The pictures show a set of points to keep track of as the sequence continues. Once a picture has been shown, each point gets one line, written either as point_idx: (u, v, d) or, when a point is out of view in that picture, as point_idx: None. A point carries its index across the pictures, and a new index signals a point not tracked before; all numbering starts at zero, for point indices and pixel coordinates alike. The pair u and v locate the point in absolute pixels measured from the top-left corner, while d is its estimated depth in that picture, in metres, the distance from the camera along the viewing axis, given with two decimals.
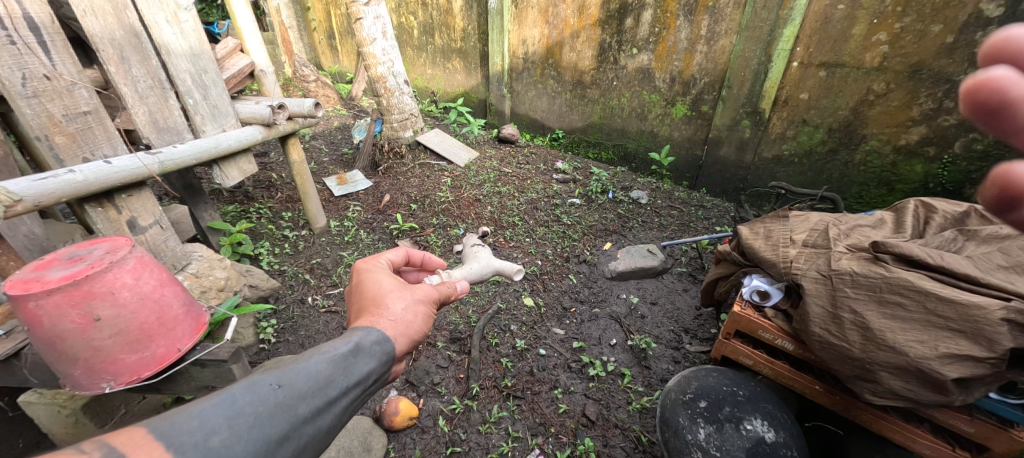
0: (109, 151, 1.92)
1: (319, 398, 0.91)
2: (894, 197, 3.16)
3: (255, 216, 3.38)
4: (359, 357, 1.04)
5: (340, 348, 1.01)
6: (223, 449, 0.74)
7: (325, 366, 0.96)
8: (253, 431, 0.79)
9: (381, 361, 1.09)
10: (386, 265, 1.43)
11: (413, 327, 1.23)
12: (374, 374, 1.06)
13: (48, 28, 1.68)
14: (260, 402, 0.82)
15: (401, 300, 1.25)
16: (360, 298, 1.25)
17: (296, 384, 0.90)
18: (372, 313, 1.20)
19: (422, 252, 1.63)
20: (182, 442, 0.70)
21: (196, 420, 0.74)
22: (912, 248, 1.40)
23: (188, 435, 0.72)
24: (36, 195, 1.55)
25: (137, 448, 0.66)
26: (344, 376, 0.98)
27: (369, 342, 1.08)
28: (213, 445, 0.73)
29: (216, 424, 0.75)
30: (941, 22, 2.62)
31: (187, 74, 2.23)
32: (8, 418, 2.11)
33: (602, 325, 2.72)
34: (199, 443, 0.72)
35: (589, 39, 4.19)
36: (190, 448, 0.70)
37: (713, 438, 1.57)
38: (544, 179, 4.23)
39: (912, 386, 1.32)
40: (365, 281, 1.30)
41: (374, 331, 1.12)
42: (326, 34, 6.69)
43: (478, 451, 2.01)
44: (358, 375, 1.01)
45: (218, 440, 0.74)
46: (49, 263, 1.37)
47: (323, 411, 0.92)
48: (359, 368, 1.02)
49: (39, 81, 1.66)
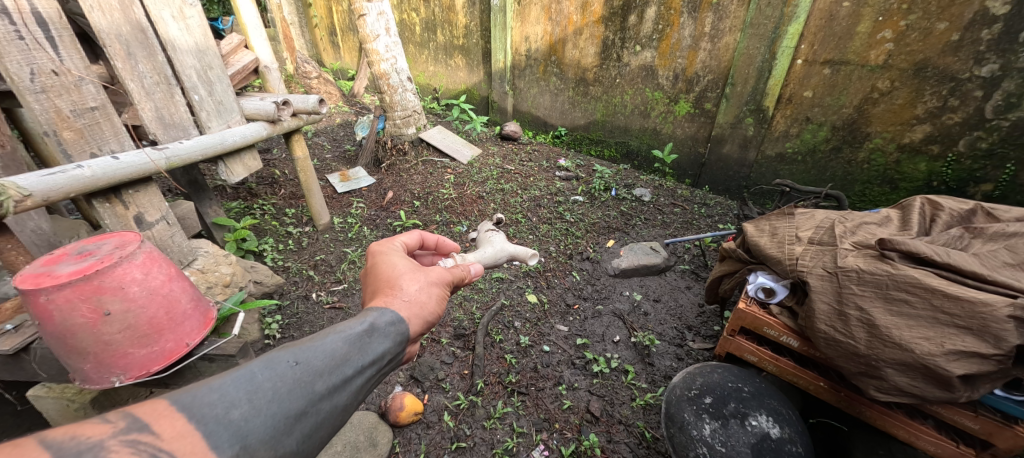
0: (116, 147, 1.92)
1: (335, 376, 0.90)
2: (898, 195, 3.15)
3: (258, 212, 3.39)
4: (373, 338, 1.03)
5: (355, 328, 1.01)
6: (243, 422, 0.73)
7: (341, 345, 0.95)
8: (272, 405, 0.78)
9: (395, 341, 1.08)
10: (401, 247, 1.44)
11: (426, 308, 1.24)
12: (389, 354, 1.05)
13: (55, 24, 1.68)
14: (279, 378, 0.82)
15: (415, 282, 1.26)
16: (375, 280, 1.27)
17: (313, 361, 0.89)
18: (386, 293, 1.20)
19: (436, 237, 1.64)
20: (204, 415, 0.70)
21: (216, 393, 0.73)
22: (919, 245, 1.41)
23: (209, 408, 0.72)
24: (46, 190, 1.55)
25: (160, 423, 0.66)
26: (359, 356, 0.97)
27: (383, 323, 1.08)
28: (234, 419, 0.73)
29: (237, 398, 0.75)
30: (947, 20, 2.61)
31: (192, 70, 2.23)
32: (16, 412, 2.12)
33: (606, 322, 2.73)
34: (221, 416, 0.72)
35: (592, 36, 4.18)
36: (211, 420, 0.70)
37: (718, 433, 1.57)
38: (547, 177, 4.24)
39: (917, 383, 1.33)
40: (381, 263, 1.31)
41: (388, 312, 1.12)
42: (328, 31, 6.68)
43: (483, 446, 2.02)
44: (372, 355, 1.00)
45: (238, 413, 0.74)
46: (59, 258, 1.38)
47: (339, 389, 0.91)
48: (373, 348, 1.01)
49: (47, 76, 1.67)
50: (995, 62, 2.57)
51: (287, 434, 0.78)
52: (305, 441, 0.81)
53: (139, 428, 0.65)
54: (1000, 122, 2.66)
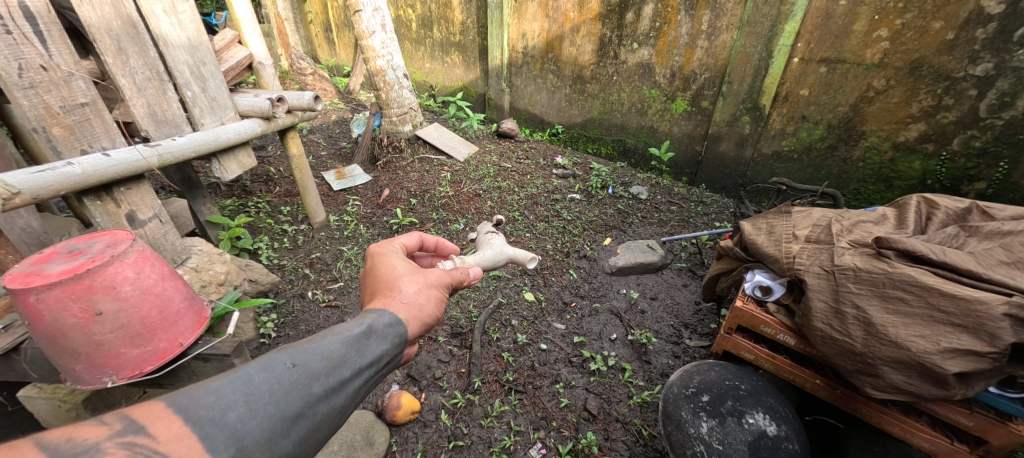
0: (107, 144, 1.89)
1: (333, 378, 0.89)
2: (892, 193, 3.17)
3: (253, 210, 3.35)
4: (371, 339, 1.02)
5: (353, 330, 1.00)
6: (240, 424, 0.72)
7: (338, 346, 0.94)
8: (268, 407, 0.77)
9: (393, 343, 1.07)
10: (400, 248, 1.44)
11: (425, 310, 1.23)
12: (387, 356, 1.04)
13: (43, 18, 1.65)
14: (276, 380, 0.80)
15: (414, 283, 1.25)
16: (374, 282, 1.26)
17: (310, 363, 0.88)
18: (385, 295, 1.19)
19: (436, 239, 1.64)
20: (199, 417, 0.69)
21: (212, 395, 0.72)
22: (915, 244, 1.41)
23: (205, 409, 0.70)
24: (35, 188, 1.52)
25: (157, 425, 0.65)
26: (357, 357, 0.96)
27: (382, 324, 1.07)
28: (230, 421, 0.72)
29: (233, 400, 0.74)
30: (942, 18, 2.62)
31: (185, 66, 2.20)
32: (7, 412, 2.08)
33: (603, 320, 2.73)
34: (230, 413, 0.72)
35: (589, 34, 4.17)
36: (207, 423, 0.69)
37: (716, 431, 1.58)
38: (544, 174, 4.23)
39: (914, 380, 1.34)
40: (380, 264, 1.30)
41: (386, 314, 1.11)
42: (323, 27, 6.62)
43: (480, 445, 2.02)
44: (370, 357, 0.99)
45: (234, 416, 0.73)
46: (49, 257, 1.35)
47: (337, 390, 0.90)
48: (371, 350, 1.00)
49: (36, 72, 1.64)
50: (989, 61, 2.58)
51: (283, 437, 0.77)
52: (301, 443, 0.80)
53: (134, 430, 0.64)
54: (994, 121, 2.68)
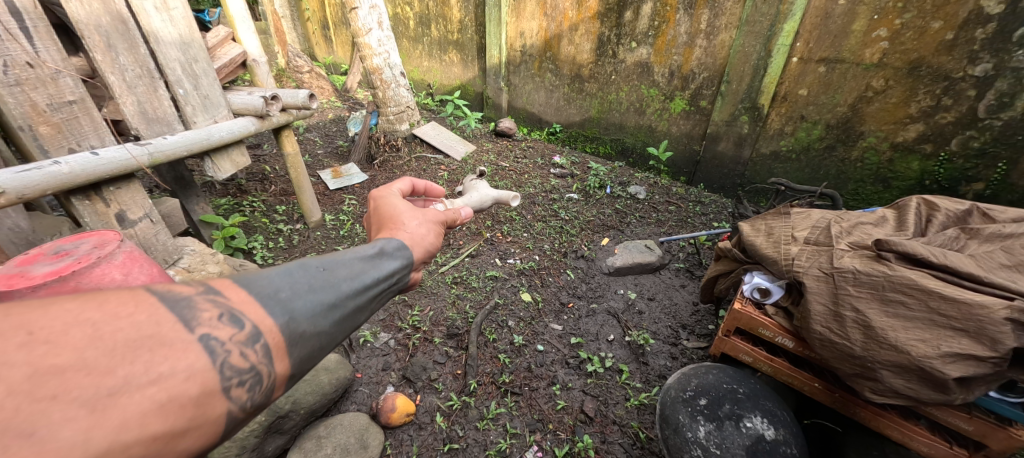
0: (97, 142, 1.86)
1: (359, 280, 0.89)
2: (891, 194, 3.16)
3: (248, 209, 3.32)
4: (384, 258, 1.01)
5: (368, 249, 0.99)
6: (288, 303, 0.73)
7: (357, 259, 0.94)
8: (309, 293, 0.77)
9: (405, 263, 1.06)
10: (397, 192, 1.38)
11: (428, 241, 1.22)
12: (401, 275, 1.04)
13: (30, 13, 1.61)
14: (309, 274, 0.79)
15: (415, 218, 1.23)
16: (376, 220, 1.23)
17: (335, 267, 0.87)
18: (389, 227, 1.18)
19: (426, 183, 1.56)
20: (259, 293, 0.71)
21: (262, 279, 0.72)
22: (915, 247, 1.39)
23: (260, 287, 0.71)
24: (20, 186, 1.50)
25: (228, 290, 0.67)
26: (375, 269, 0.96)
27: (392, 248, 1.06)
28: (281, 299, 0.72)
29: (277, 284, 0.74)
30: (941, 18, 2.61)
31: (177, 63, 2.17)
32: None
33: (600, 321, 2.71)
34: (270, 297, 0.71)
35: (588, 32, 4.14)
36: (264, 297, 0.70)
37: (713, 436, 1.56)
38: (541, 174, 4.21)
39: (913, 385, 1.32)
40: (381, 206, 1.27)
41: (394, 240, 1.10)
42: (320, 24, 6.57)
43: (476, 448, 2.00)
44: (387, 271, 0.98)
45: (282, 296, 0.73)
46: (34, 258, 1.32)
47: (364, 293, 0.89)
48: (386, 265, 1.00)
49: (22, 69, 1.60)
50: (989, 61, 2.57)
51: (324, 319, 0.77)
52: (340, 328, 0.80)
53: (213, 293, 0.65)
54: (993, 121, 2.67)
